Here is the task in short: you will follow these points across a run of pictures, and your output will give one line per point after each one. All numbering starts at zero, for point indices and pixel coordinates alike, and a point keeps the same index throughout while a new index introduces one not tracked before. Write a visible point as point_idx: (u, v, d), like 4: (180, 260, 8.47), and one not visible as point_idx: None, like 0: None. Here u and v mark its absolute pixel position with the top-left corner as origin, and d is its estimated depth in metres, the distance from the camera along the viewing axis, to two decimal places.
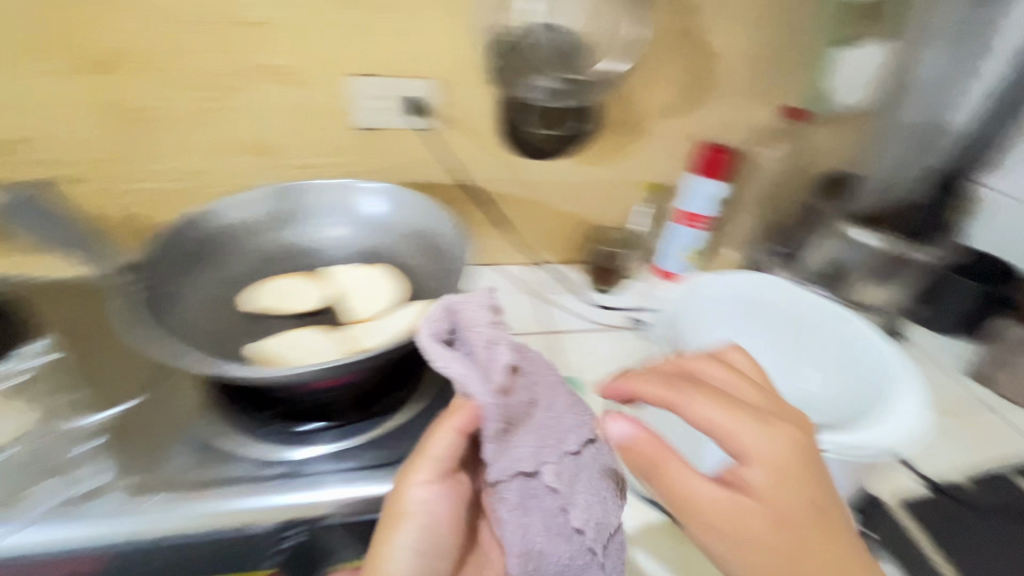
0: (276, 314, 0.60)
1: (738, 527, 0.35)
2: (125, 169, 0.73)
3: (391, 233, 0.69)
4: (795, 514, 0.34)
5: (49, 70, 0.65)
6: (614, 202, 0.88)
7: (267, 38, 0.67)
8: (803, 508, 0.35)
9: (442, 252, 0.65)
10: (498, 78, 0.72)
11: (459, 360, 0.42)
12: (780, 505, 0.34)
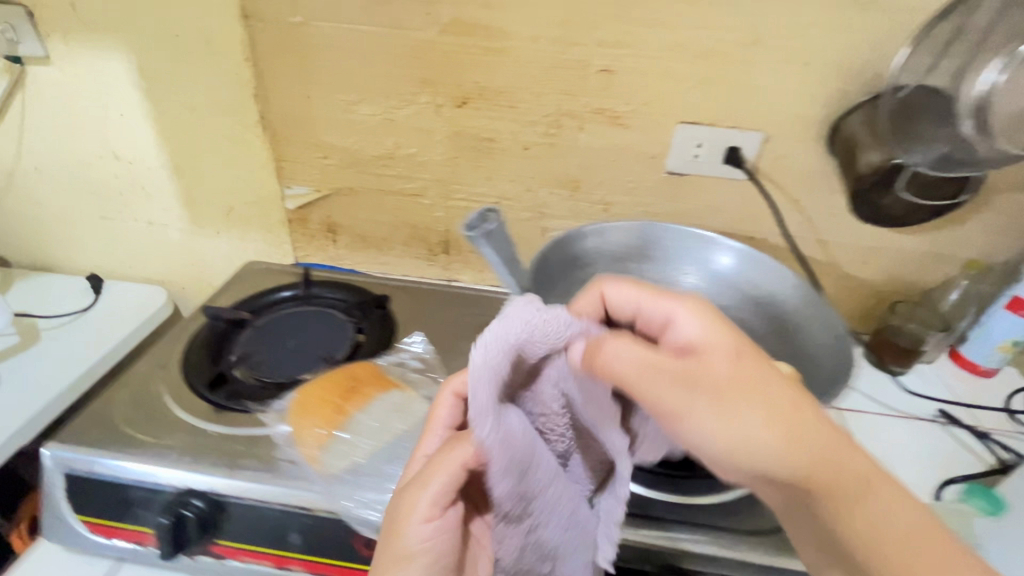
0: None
1: (858, 521, 0.33)
2: (453, 189, 0.83)
3: (742, 299, 0.69)
4: (893, 516, 0.33)
5: (421, 103, 0.75)
6: (916, 276, 0.80)
7: (614, 85, 0.70)
8: (908, 520, 0.33)
9: (801, 337, 0.66)
10: (872, 134, 0.67)
11: (486, 377, 0.34)
12: (906, 516, 0.33)
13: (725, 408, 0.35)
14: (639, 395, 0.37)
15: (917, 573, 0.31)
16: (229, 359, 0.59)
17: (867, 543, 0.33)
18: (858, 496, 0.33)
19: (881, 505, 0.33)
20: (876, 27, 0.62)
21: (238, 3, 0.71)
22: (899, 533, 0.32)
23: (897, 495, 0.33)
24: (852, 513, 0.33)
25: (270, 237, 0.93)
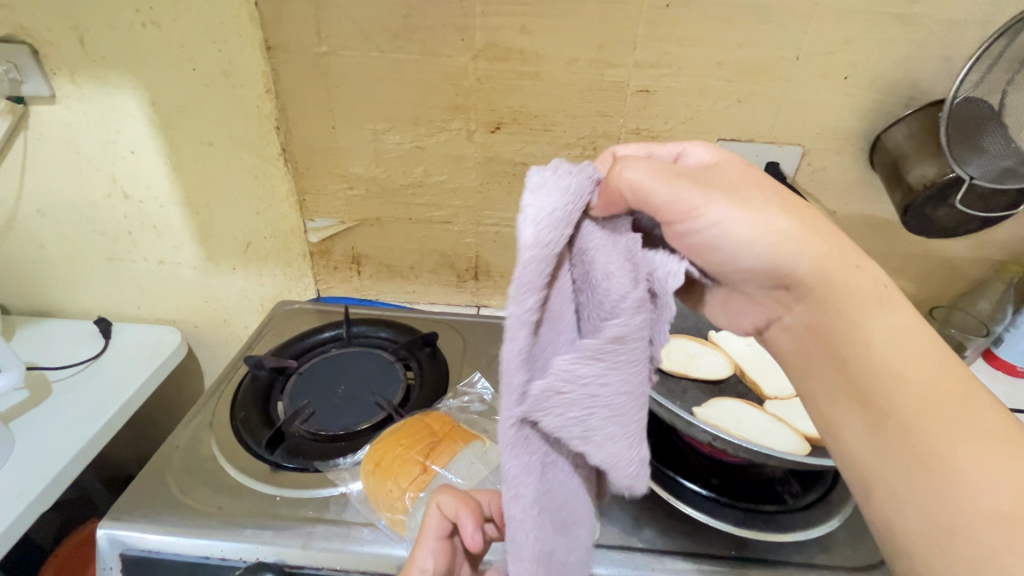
0: (685, 377, 0.57)
1: (870, 354, 0.33)
2: (483, 214, 0.81)
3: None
4: (902, 352, 0.33)
5: (452, 130, 0.73)
6: (953, 280, 0.80)
7: (652, 105, 0.69)
8: (927, 366, 0.33)
9: None
10: (921, 146, 0.61)
11: (528, 238, 0.29)
12: (925, 363, 0.33)
13: (744, 206, 0.34)
14: (655, 211, 0.33)
15: (926, 422, 0.32)
16: (279, 412, 0.56)
17: (878, 366, 0.33)
18: (886, 347, 0.33)
19: (912, 357, 0.33)
20: (912, 36, 0.62)
21: (261, 35, 0.68)
22: (915, 372, 0.33)
23: (916, 350, 0.33)
24: (876, 359, 0.33)
25: (290, 271, 0.90)
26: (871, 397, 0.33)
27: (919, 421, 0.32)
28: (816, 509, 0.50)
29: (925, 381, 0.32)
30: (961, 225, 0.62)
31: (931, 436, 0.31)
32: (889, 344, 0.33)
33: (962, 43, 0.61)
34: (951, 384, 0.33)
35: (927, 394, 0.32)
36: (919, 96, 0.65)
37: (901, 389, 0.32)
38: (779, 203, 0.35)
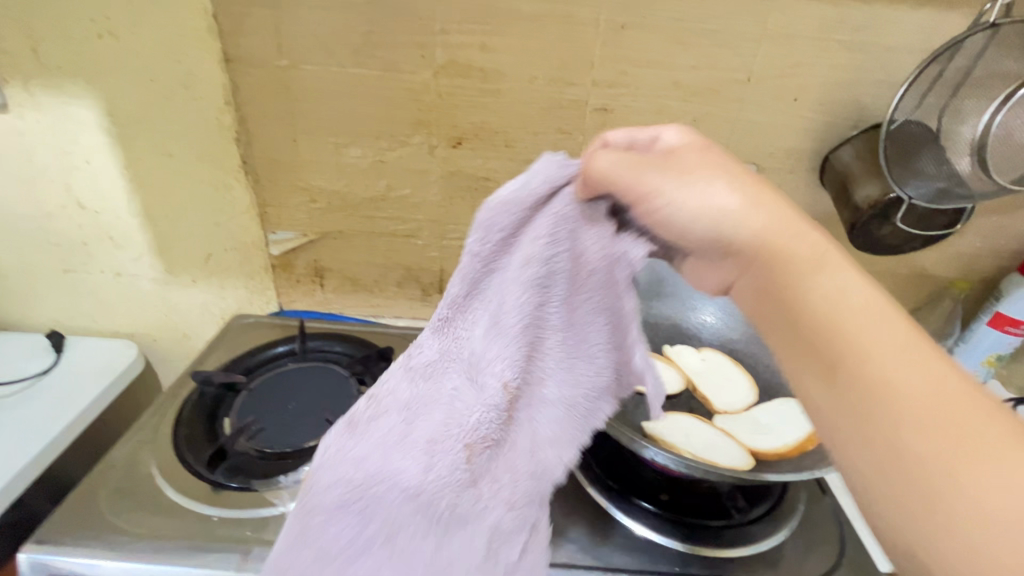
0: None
1: (820, 315, 0.33)
2: (447, 228, 0.81)
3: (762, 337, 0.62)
4: (849, 309, 0.32)
5: (414, 144, 0.74)
6: (904, 296, 0.82)
7: (610, 123, 0.70)
8: (883, 329, 0.31)
9: None
10: (868, 166, 0.62)
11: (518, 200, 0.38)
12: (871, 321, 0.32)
13: (700, 184, 0.34)
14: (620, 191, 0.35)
15: (877, 383, 0.30)
16: (225, 429, 0.54)
17: (826, 324, 0.32)
18: (840, 307, 0.32)
19: (871, 318, 0.32)
20: (855, 59, 0.64)
21: (220, 47, 0.68)
22: (866, 331, 0.32)
23: (871, 312, 0.32)
24: (825, 317, 0.33)
25: (252, 284, 0.89)
26: (820, 357, 0.32)
27: (867, 386, 0.31)
28: (760, 526, 0.50)
29: (879, 341, 0.31)
30: (905, 242, 0.64)
31: (881, 399, 0.30)
32: (839, 295, 0.33)
33: (903, 70, 0.63)
34: (908, 345, 0.31)
35: (881, 353, 0.31)
36: (865, 119, 0.67)
37: (854, 347, 0.31)
38: (729, 178, 0.35)
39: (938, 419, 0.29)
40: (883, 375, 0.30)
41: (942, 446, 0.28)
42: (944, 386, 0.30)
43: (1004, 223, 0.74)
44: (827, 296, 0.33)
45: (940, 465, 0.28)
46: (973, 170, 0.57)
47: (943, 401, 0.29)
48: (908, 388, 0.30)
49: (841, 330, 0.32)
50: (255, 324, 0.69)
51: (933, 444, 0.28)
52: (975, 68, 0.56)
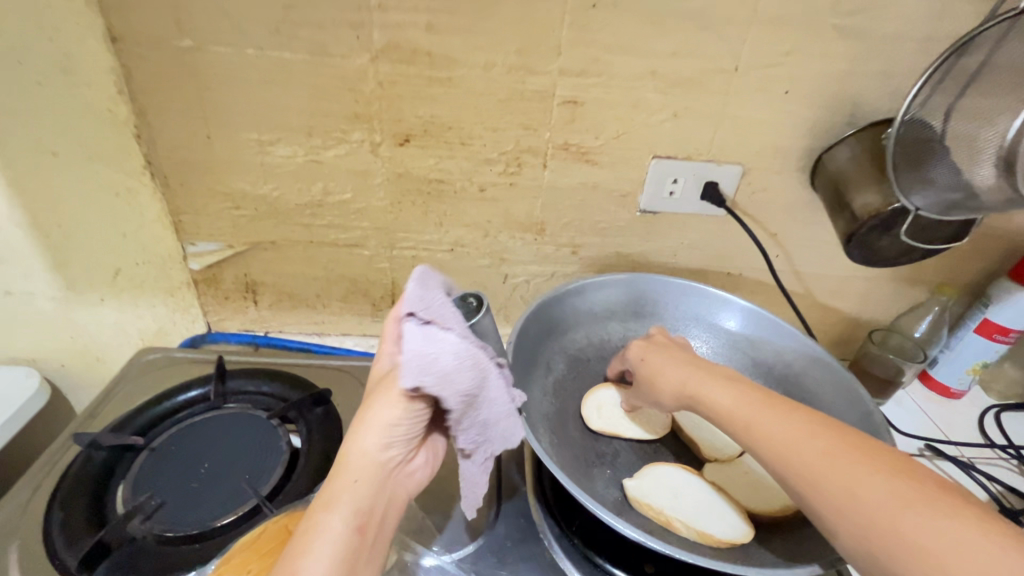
0: (618, 438, 0.54)
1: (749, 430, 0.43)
2: (397, 237, 0.71)
3: (753, 367, 0.62)
4: (780, 429, 0.41)
5: (354, 141, 0.63)
6: (887, 303, 0.77)
7: (580, 118, 0.61)
8: (810, 440, 0.40)
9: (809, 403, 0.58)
10: (864, 171, 0.57)
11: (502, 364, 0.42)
12: (800, 434, 0.40)
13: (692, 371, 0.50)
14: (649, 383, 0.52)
15: (829, 479, 0.37)
16: (118, 506, 0.45)
17: (769, 451, 0.41)
18: (745, 419, 0.43)
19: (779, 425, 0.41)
20: (854, 48, 0.56)
21: (102, 22, 0.54)
22: (797, 441, 0.40)
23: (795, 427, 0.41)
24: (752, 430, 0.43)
25: (171, 303, 0.75)
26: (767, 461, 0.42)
27: (825, 483, 0.37)
28: None
29: (813, 449, 0.39)
30: (903, 254, 0.59)
31: (839, 489, 0.37)
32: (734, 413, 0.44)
33: (904, 59, 0.56)
34: (836, 449, 0.38)
35: (816, 461, 0.38)
36: (861, 114, 0.60)
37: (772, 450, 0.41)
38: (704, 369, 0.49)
39: (881, 506, 0.35)
40: (835, 477, 0.37)
41: (904, 512, 0.34)
42: (874, 469, 0.37)
43: (997, 226, 0.69)
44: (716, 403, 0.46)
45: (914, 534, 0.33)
46: (995, 181, 0.47)
47: (877, 485, 0.36)
48: (856, 475, 0.37)
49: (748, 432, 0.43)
50: (162, 363, 0.62)
51: (897, 521, 0.34)
52: (997, 53, 0.47)
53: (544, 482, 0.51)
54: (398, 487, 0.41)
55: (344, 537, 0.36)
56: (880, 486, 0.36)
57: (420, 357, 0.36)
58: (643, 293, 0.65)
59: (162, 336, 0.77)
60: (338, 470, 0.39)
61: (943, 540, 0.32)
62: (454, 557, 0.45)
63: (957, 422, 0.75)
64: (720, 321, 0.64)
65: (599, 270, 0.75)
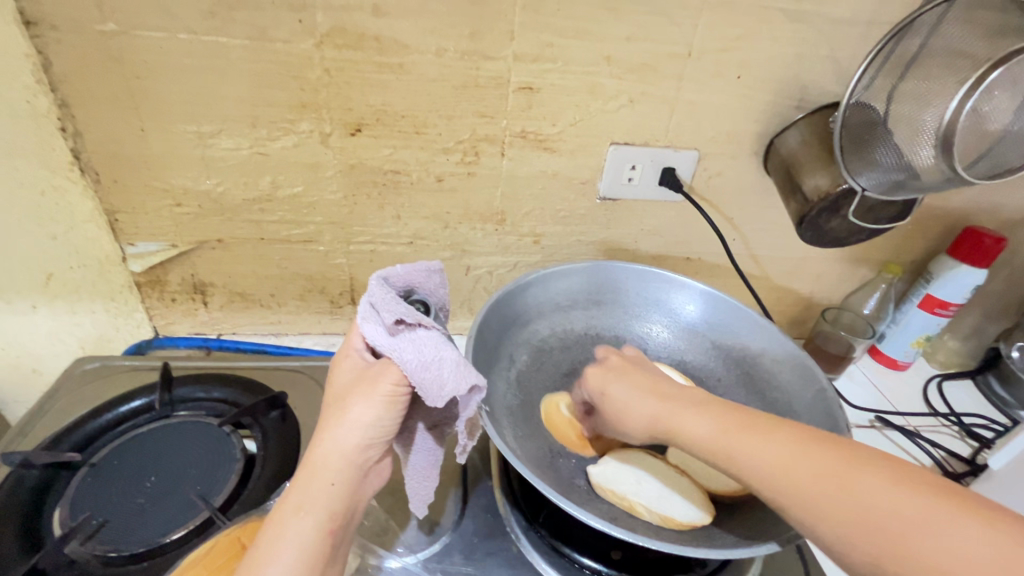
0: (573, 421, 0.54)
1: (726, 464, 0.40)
2: (353, 231, 0.68)
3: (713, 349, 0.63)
4: (711, 438, 0.41)
5: (301, 132, 0.60)
6: (838, 282, 0.80)
7: (536, 105, 0.60)
8: (800, 462, 0.38)
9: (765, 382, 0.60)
10: (813, 155, 0.59)
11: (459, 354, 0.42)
12: (729, 442, 0.40)
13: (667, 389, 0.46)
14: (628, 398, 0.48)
15: (839, 503, 0.35)
16: (54, 528, 0.42)
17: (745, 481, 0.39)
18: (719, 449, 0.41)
19: (689, 411, 0.43)
20: (804, 32, 0.57)
21: (13, 3, 0.49)
22: (775, 464, 0.38)
23: (717, 428, 0.41)
24: (722, 457, 0.41)
25: (112, 307, 0.70)
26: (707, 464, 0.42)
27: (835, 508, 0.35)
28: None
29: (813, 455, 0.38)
30: (852, 234, 0.61)
31: (851, 504, 0.35)
32: (658, 416, 0.44)
33: (849, 43, 0.58)
34: (824, 469, 0.37)
35: (806, 477, 0.37)
36: (810, 98, 0.61)
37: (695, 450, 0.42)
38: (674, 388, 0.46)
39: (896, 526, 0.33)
40: (839, 495, 0.36)
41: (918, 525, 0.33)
42: (876, 481, 0.35)
43: (937, 205, 0.72)
44: (644, 398, 0.46)
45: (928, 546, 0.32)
46: (933, 162, 0.49)
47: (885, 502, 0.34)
48: (863, 492, 0.35)
49: (672, 434, 0.43)
50: (98, 373, 0.58)
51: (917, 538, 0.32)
52: (932, 40, 0.49)
53: (509, 474, 0.50)
54: (370, 485, 0.38)
55: (319, 544, 0.34)
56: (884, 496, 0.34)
57: (434, 373, 0.36)
58: (604, 281, 0.65)
59: (104, 342, 0.73)
60: (312, 472, 0.35)
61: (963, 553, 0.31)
62: (419, 557, 0.45)
63: (903, 393, 0.79)
64: (680, 304, 0.64)
65: (561, 259, 0.75)
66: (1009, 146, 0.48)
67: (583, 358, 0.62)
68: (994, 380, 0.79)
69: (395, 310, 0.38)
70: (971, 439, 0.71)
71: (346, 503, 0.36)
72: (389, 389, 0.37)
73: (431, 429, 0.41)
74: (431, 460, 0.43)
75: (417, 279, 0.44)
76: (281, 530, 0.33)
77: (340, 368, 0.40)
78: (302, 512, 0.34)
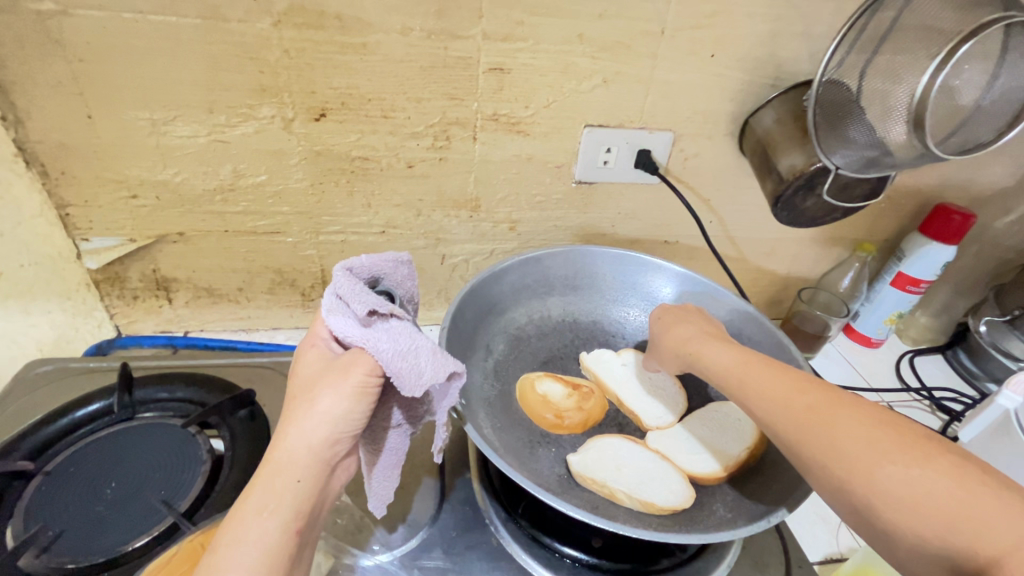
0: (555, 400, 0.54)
1: (737, 388, 0.43)
2: (322, 221, 0.66)
3: None
4: (729, 363, 0.45)
5: (263, 118, 0.57)
6: (813, 262, 0.81)
7: (508, 86, 0.58)
8: (801, 396, 0.39)
9: None
10: (786, 134, 0.58)
11: None
12: (751, 370, 0.43)
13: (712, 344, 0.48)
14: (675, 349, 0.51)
15: (824, 431, 0.37)
16: (5, 542, 0.40)
17: (750, 399, 0.42)
18: (734, 373, 0.44)
19: (719, 345, 0.48)
20: (778, 7, 0.56)
21: None
22: (781, 393, 0.40)
23: (742, 357, 0.45)
24: (733, 382, 0.44)
25: (69, 307, 0.67)
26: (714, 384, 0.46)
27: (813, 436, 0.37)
28: (704, 559, 0.46)
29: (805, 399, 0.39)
30: (824, 213, 0.61)
31: (827, 445, 0.36)
32: (689, 342, 0.50)
33: (822, 20, 0.57)
34: (823, 401, 0.38)
35: (799, 414, 0.38)
36: (784, 77, 0.61)
37: (707, 371, 0.47)
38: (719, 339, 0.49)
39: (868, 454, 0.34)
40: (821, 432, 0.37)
41: (888, 458, 0.34)
42: (861, 420, 0.36)
43: (909, 183, 0.73)
44: (696, 326, 0.52)
45: (893, 475, 0.33)
46: (906, 137, 0.49)
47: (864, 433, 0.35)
48: (840, 426, 0.36)
49: (693, 358, 0.48)
50: (52, 376, 0.56)
51: (887, 467, 0.33)
52: (904, 15, 0.48)
53: (486, 465, 0.50)
54: (337, 482, 0.36)
55: (283, 546, 0.31)
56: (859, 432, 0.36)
57: (411, 363, 0.36)
58: (580, 265, 0.64)
59: (62, 344, 0.69)
60: (277, 471, 0.33)
61: (926, 484, 0.32)
62: (395, 554, 0.44)
63: (876, 370, 0.80)
64: (657, 286, 0.64)
65: (538, 245, 0.74)
66: (982, 120, 0.48)
67: (560, 345, 0.61)
68: (962, 354, 0.81)
69: (367, 301, 0.37)
70: (941, 413, 0.73)
71: (313, 501, 0.33)
72: (361, 379, 0.35)
73: (399, 428, 0.40)
74: (398, 459, 0.41)
75: (380, 273, 0.43)
76: (242, 534, 0.31)
77: (305, 359, 0.38)
78: (264, 513, 0.32)
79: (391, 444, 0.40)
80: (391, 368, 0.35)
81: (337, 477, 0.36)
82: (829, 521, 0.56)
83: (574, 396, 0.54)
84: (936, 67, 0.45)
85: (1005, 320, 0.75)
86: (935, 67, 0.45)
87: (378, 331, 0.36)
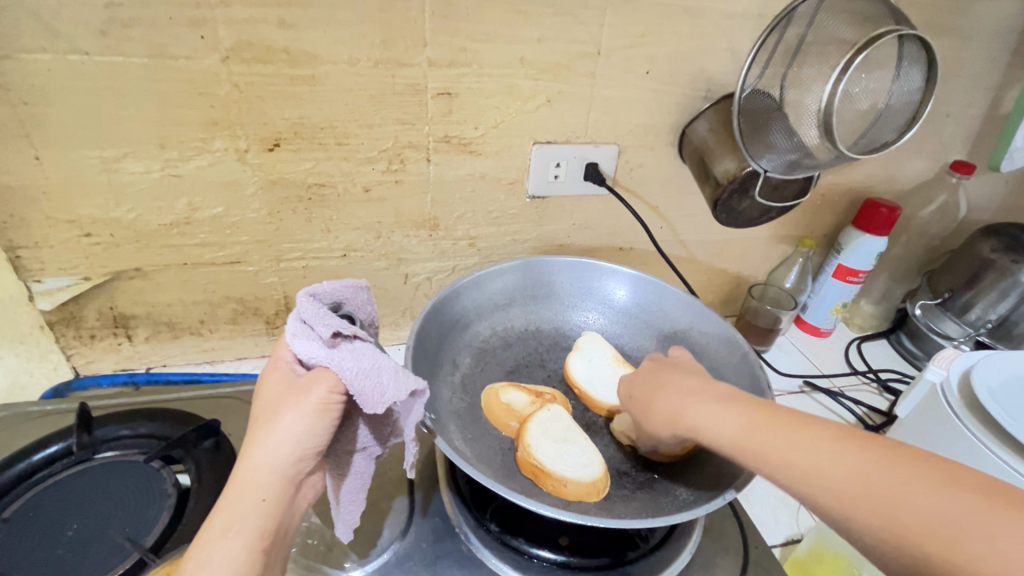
0: (518, 407, 0.54)
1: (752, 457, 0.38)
2: (282, 248, 0.67)
3: (647, 331, 0.66)
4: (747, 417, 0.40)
5: (216, 150, 0.58)
6: (761, 260, 0.85)
7: (456, 109, 0.61)
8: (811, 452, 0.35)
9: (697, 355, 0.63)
10: (720, 142, 0.63)
11: None
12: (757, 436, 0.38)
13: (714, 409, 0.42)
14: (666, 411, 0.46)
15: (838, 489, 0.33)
16: None
17: (768, 470, 0.37)
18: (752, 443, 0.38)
19: (713, 407, 0.42)
20: (703, 26, 0.60)
21: None
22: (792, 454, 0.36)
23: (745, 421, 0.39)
24: (754, 455, 0.38)
25: (22, 351, 0.65)
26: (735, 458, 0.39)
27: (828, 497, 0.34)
28: (666, 548, 0.48)
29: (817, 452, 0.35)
30: (762, 212, 0.65)
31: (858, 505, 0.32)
32: (681, 409, 0.44)
33: (743, 36, 0.62)
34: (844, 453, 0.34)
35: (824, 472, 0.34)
36: (715, 89, 0.65)
37: (712, 438, 0.41)
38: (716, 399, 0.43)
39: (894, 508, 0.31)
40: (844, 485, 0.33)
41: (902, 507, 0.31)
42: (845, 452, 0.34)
43: (839, 181, 0.78)
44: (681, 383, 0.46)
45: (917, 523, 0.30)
46: (820, 141, 0.53)
47: (875, 472, 0.33)
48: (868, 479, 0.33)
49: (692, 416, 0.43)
50: (8, 421, 0.55)
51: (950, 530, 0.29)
52: (810, 30, 0.53)
53: (456, 478, 0.51)
54: (301, 500, 0.37)
55: (251, 564, 0.32)
56: (854, 463, 0.33)
57: (374, 381, 0.37)
58: (537, 275, 0.66)
59: (17, 389, 0.67)
60: (241, 489, 0.33)
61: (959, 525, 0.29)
62: (367, 569, 0.44)
63: (827, 357, 0.85)
64: (613, 290, 0.67)
65: (499, 259, 0.76)
66: (883, 123, 0.54)
67: (527, 354, 0.64)
68: (905, 338, 0.86)
69: (331, 323, 0.39)
70: (887, 393, 0.78)
71: (279, 519, 0.34)
72: (323, 397, 0.36)
73: (365, 451, 0.41)
74: (365, 479, 0.42)
75: (343, 297, 0.45)
76: (208, 556, 0.31)
77: (267, 382, 0.39)
78: (227, 534, 0.32)
79: (360, 463, 0.41)
80: (354, 385, 0.36)
81: (303, 496, 0.37)
82: (789, 505, 0.59)
83: (537, 403, 0.55)
84: (832, 79, 0.49)
85: (936, 302, 0.80)
86: (832, 79, 0.49)
87: (341, 352, 0.38)
